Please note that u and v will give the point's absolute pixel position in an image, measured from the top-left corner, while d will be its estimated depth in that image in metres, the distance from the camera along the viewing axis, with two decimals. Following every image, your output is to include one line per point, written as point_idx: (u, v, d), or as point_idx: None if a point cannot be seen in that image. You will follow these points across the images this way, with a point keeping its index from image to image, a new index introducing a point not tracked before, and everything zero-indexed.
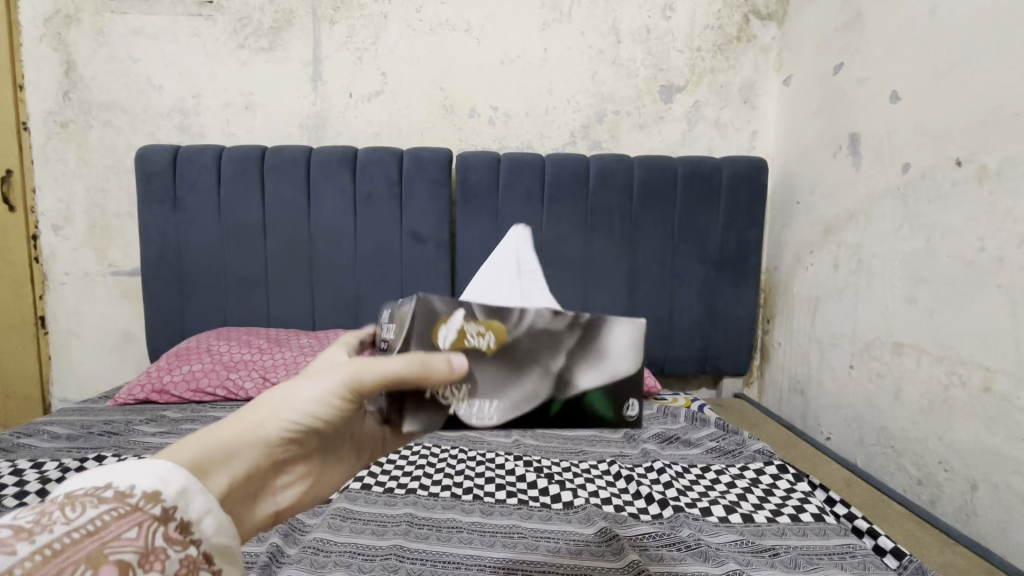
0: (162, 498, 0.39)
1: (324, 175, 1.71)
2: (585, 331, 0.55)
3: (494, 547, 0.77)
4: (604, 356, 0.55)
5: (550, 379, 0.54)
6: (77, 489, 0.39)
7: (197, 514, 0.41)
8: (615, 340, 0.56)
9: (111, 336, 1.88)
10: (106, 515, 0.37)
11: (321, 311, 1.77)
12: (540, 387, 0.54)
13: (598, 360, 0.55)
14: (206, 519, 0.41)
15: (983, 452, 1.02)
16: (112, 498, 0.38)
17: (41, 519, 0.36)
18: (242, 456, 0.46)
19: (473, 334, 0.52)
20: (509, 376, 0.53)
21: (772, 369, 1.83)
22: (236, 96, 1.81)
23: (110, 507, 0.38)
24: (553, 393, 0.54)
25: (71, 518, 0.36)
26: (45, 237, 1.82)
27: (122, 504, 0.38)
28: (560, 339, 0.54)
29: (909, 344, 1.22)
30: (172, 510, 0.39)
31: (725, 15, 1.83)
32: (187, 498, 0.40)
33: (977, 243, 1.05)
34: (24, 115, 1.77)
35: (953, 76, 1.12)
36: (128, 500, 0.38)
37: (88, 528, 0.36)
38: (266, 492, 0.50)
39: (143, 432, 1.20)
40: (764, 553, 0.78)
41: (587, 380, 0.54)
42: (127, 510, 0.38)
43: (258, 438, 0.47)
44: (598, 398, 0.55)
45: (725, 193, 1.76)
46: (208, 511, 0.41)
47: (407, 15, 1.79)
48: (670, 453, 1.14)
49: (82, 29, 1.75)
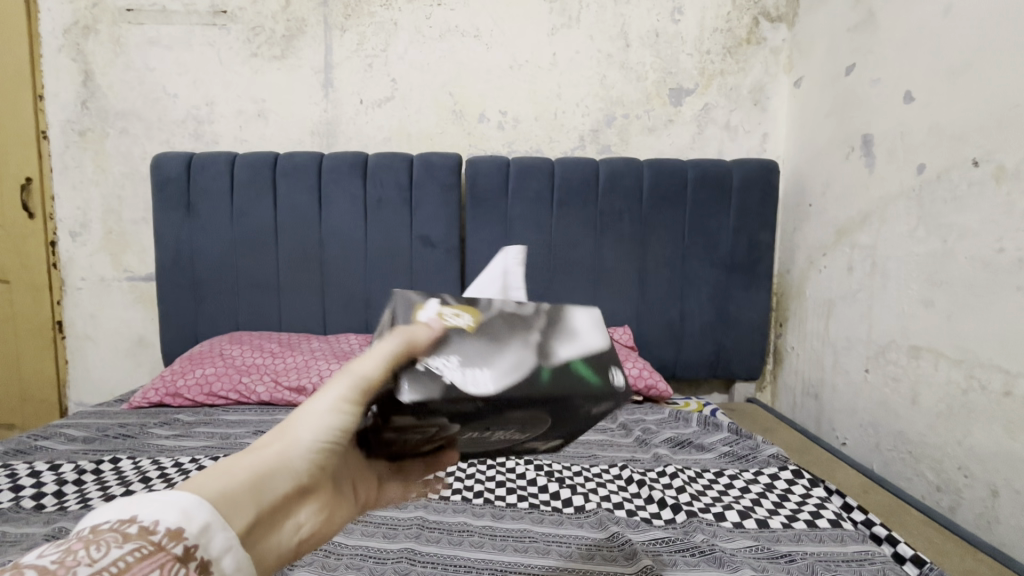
0: (185, 536, 0.36)
1: (335, 180, 1.72)
2: (554, 313, 0.57)
3: (505, 550, 0.77)
4: (573, 333, 0.56)
5: (532, 349, 0.54)
6: (101, 523, 0.35)
7: (218, 553, 0.37)
8: (581, 319, 0.57)
9: (126, 340, 1.91)
10: (129, 556, 0.34)
11: (332, 315, 1.78)
12: (526, 359, 0.53)
13: (569, 335, 0.56)
14: (227, 557, 0.38)
15: (1004, 458, 1.00)
16: (135, 536, 0.35)
17: (65, 560, 0.32)
18: (271, 482, 0.44)
19: (450, 314, 0.55)
20: (492, 347, 0.53)
21: (785, 373, 1.81)
22: (249, 104, 1.84)
23: (133, 547, 0.34)
24: (538, 361, 0.53)
25: (94, 559, 0.32)
26: (63, 244, 1.86)
27: (145, 543, 0.35)
28: (530, 320, 0.56)
29: (925, 347, 1.20)
30: (194, 549, 0.36)
31: (735, 17, 1.82)
32: (208, 535, 0.37)
33: (996, 245, 1.03)
34: (44, 124, 1.81)
35: (968, 76, 1.11)
36: (151, 538, 0.35)
37: (112, 569, 0.32)
38: (296, 527, 0.46)
39: (158, 435, 1.21)
40: (780, 559, 0.77)
41: (563, 352, 0.54)
42: (150, 550, 0.35)
43: (284, 462, 0.46)
44: (584, 371, 0.54)
45: (735, 195, 1.75)
46: (228, 550, 0.38)
47: (417, 22, 1.81)
48: (682, 458, 1.13)
49: (100, 39, 1.78)
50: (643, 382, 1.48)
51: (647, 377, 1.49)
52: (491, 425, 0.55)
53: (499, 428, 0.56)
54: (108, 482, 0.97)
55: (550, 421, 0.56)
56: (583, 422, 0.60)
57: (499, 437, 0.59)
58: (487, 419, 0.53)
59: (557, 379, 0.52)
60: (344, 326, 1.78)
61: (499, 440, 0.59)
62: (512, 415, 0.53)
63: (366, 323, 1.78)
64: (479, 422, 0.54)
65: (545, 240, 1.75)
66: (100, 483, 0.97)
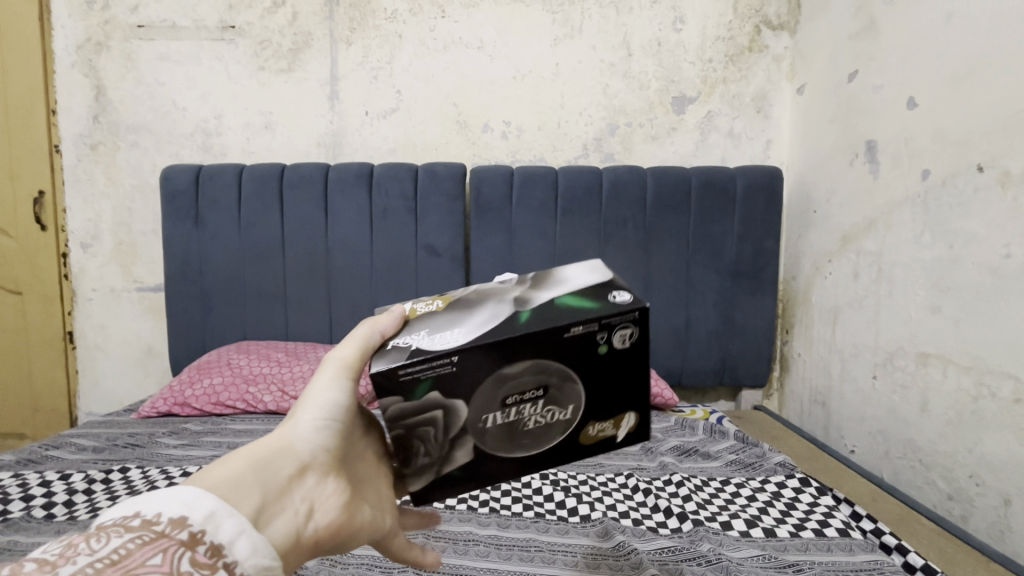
0: (188, 523, 0.39)
1: (341, 190, 1.74)
2: (531, 281, 0.64)
3: (510, 560, 0.77)
4: (561, 283, 0.62)
5: (508, 303, 0.59)
6: (107, 519, 0.39)
7: (228, 538, 0.40)
8: (563, 275, 0.64)
9: (135, 349, 1.93)
10: (130, 543, 0.37)
11: (338, 324, 1.79)
12: (505, 312, 0.57)
13: (552, 285, 0.62)
14: (238, 540, 0.40)
15: (1016, 465, 0.99)
16: (139, 527, 0.38)
17: (68, 551, 0.36)
18: (273, 462, 0.47)
19: (421, 307, 0.63)
20: (465, 313, 0.59)
21: (792, 380, 1.80)
22: (257, 116, 1.86)
23: (135, 535, 0.38)
24: (516, 310, 0.57)
25: (95, 549, 0.36)
26: (74, 255, 1.88)
27: (148, 532, 0.38)
28: (509, 290, 0.63)
29: (933, 353, 1.19)
30: (199, 535, 0.39)
31: (736, 26, 1.83)
32: (215, 521, 0.40)
33: (1003, 250, 1.03)
34: (57, 138, 1.85)
35: (971, 81, 1.11)
36: (154, 528, 0.38)
37: (112, 557, 0.36)
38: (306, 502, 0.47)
39: (166, 444, 1.22)
40: (787, 568, 0.77)
41: (547, 295, 0.59)
42: (153, 536, 0.38)
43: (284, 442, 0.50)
44: (572, 304, 0.56)
45: (739, 202, 1.75)
46: (239, 533, 0.41)
47: (421, 34, 1.84)
48: (689, 466, 1.12)
49: (111, 55, 1.82)
50: None
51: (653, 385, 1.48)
52: (507, 399, 0.55)
53: (518, 401, 0.55)
54: (117, 491, 0.98)
55: (567, 372, 0.55)
56: (614, 371, 0.57)
57: (539, 427, 0.57)
58: (489, 388, 0.54)
59: (540, 317, 0.55)
60: None
61: (541, 427, 0.57)
62: (516, 371, 0.54)
63: None
64: (485, 397, 0.55)
65: (550, 248, 1.76)
66: (109, 492, 0.98)
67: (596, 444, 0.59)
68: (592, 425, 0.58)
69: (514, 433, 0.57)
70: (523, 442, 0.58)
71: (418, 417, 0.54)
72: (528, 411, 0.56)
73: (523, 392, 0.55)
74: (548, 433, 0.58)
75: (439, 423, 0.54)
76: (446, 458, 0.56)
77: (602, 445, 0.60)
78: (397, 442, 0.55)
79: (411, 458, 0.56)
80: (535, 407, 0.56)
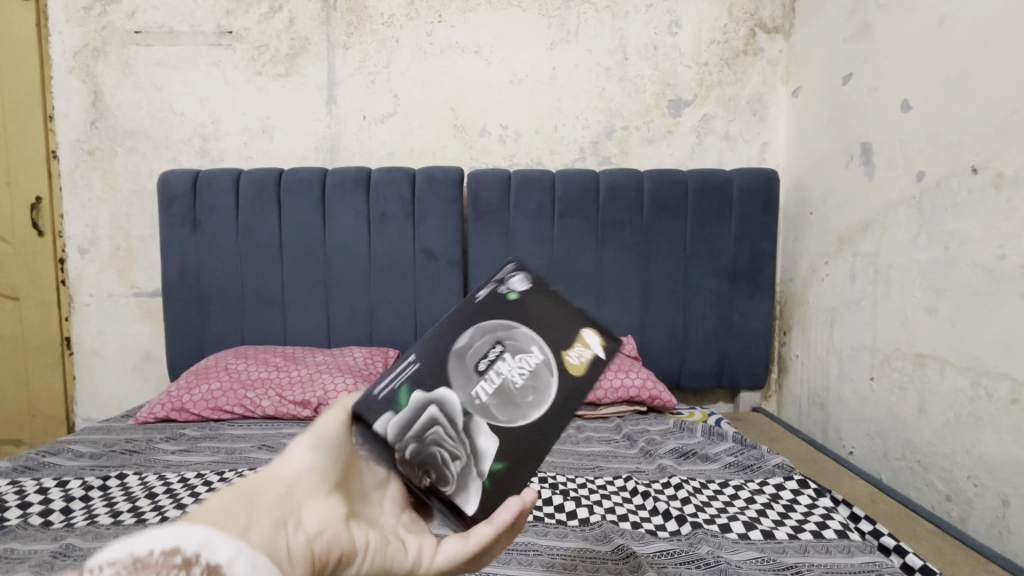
0: (181, 550, 0.36)
1: (339, 195, 1.75)
2: None
3: (509, 564, 0.77)
4: None
5: None
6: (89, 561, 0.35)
7: (227, 558, 0.37)
8: None
9: (133, 355, 1.93)
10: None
11: (336, 328, 1.79)
12: None
13: None
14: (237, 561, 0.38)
15: (1014, 466, 0.99)
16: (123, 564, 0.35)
17: None
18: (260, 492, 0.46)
19: None
20: None
21: (790, 382, 1.80)
22: (254, 121, 1.87)
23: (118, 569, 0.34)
24: None
25: None
26: (71, 261, 1.88)
27: (134, 565, 0.35)
28: None
29: (931, 354, 1.19)
30: (193, 559, 0.36)
31: (731, 29, 1.85)
32: (210, 545, 0.37)
33: (998, 251, 1.03)
34: (54, 143, 1.85)
35: (965, 84, 1.11)
36: (141, 561, 0.35)
37: None
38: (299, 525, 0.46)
39: (164, 450, 1.22)
40: (786, 571, 0.76)
41: None
42: (139, 568, 0.34)
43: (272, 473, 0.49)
44: None
45: (736, 205, 1.76)
46: (237, 553, 0.38)
47: (418, 39, 1.84)
48: (687, 469, 1.12)
49: (109, 61, 1.82)
50: (648, 393, 1.48)
51: (651, 387, 1.49)
52: (481, 368, 0.57)
53: (492, 365, 0.58)
54: (115, 497, 0.98)
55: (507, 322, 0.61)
56: (540, 303, 0.63)
57: (529, 378, 0.58)
58: (458, 366, 0.57)
59: None
60: (348, 339, 1.79)
61: (529, 376, 0.58)
62: (473, 346, 0.59)
63: (370, 336, 1.79)
64: (460, 375, 0.57)
65: (547, 251, 1.76)
66: (107, 498, 0.97)
67: (589, 368, 0.60)
68: (569, 354, 0.60)
69: (514, 396, 0.57)
70: (530, 400, 0.57)
71: (420, 425, 0.53)
72: (507, 368, 0.58)
73: (486, 354, 0.58)
74: (539, 379, 0.58)
75: (441, 419, 0.54)
76: (474, 451, 0.54)
77: (594, 368, 0.60)
78: (418, 460, 0.52)
79: (444, 471, 0.53)
80: (512, 360, 0.59)
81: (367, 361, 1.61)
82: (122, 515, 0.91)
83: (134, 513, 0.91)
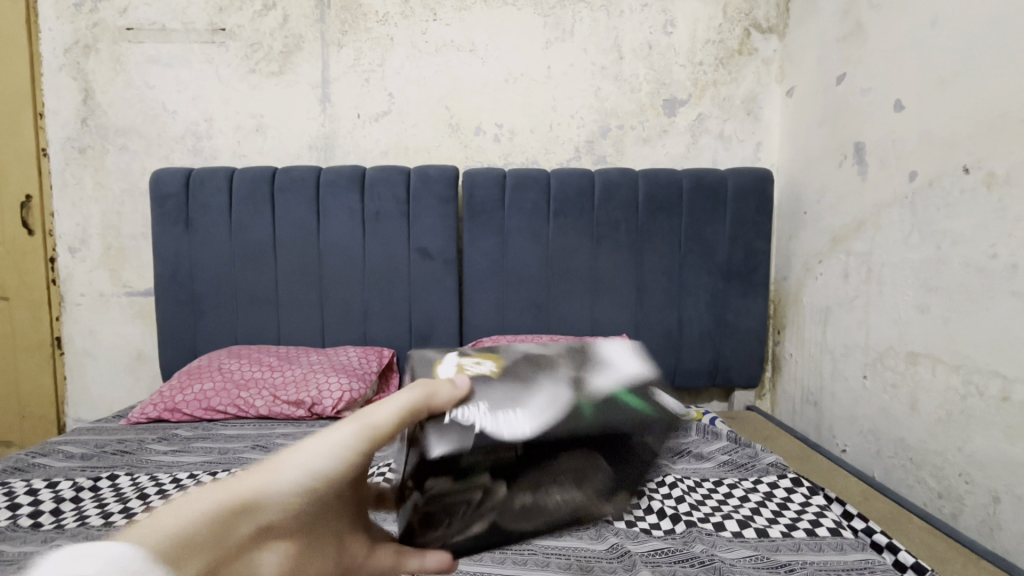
0: None
1: (332, 194, 1.74)
2: None
3: (504, 564, 0.77)
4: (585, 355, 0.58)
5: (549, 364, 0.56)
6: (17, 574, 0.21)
7: None
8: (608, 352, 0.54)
9: (125, 354, 1.91)
10: None
11: (330, 328, 1.78)
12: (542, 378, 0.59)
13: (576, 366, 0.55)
14: None
15: (1005, 463, 1.00)
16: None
17: None
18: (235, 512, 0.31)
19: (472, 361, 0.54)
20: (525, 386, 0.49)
21: (784, 381, 1.81)
22: (248, 119, 1.85)
23: None
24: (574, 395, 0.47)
25: None
26: (62, 260, 1.86)
27: None
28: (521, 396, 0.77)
29: (923, 353, 1.20)
30: None
31: (726, 29, 1.85)
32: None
33: (990, 250, 1.04)
34: (44, 141, 1.83)
35: (956, 84, 1.12)
36: None
37: None
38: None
39: (156, 450, 1.21)
40: (780, 569, 0.77)
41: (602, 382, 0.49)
42: None
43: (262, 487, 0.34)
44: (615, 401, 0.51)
45: (731, 204, 1.76)
46: None
47: (412, 37, 1.84)
48: (682, 467, 1.13)
49: (100, 58, 1.81)
50: None
51: None
52: (542, 484, 0.46)
53: (550, 489, 0.46)
54: (106, 498, 0.97)
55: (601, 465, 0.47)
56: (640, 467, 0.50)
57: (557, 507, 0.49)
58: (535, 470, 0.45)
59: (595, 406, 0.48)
60: (342, 338, 1.78)
61: (557, 511, 0.49)
62: (562, 464, 0.46)
63: (364, 335, 1.78)
64: (531, 475, 0.45)
65: (542, 251, 1.76)
66: (98, 500, 0.96)
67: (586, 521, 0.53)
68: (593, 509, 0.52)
69: (530, 514, 0.47)
70: (533, 520, 0.49)
71: (462, 482, 0.44)
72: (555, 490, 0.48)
73: (562, 476, 0.46)
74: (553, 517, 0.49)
75: (478, 497, 0.45)
76: (466, 530, 0.47)
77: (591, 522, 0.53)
78: (436, 512, 0.45)
79: (437, 530, 0.46)
80: (564, 495, 0.47)
81: (361, 361, 1.60)
82: (113, 516, 0.90)
83: (126, 514, 0.91)
